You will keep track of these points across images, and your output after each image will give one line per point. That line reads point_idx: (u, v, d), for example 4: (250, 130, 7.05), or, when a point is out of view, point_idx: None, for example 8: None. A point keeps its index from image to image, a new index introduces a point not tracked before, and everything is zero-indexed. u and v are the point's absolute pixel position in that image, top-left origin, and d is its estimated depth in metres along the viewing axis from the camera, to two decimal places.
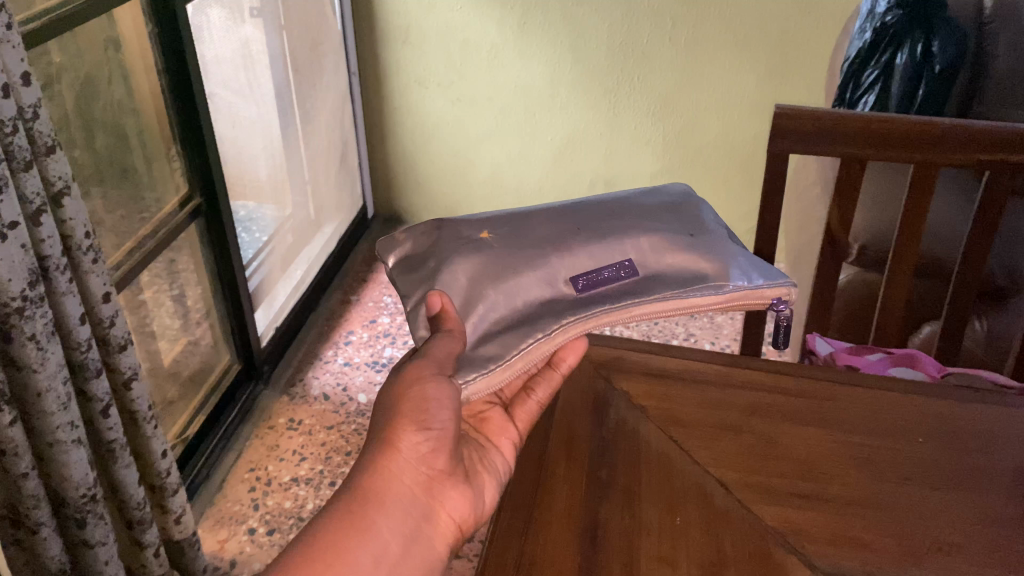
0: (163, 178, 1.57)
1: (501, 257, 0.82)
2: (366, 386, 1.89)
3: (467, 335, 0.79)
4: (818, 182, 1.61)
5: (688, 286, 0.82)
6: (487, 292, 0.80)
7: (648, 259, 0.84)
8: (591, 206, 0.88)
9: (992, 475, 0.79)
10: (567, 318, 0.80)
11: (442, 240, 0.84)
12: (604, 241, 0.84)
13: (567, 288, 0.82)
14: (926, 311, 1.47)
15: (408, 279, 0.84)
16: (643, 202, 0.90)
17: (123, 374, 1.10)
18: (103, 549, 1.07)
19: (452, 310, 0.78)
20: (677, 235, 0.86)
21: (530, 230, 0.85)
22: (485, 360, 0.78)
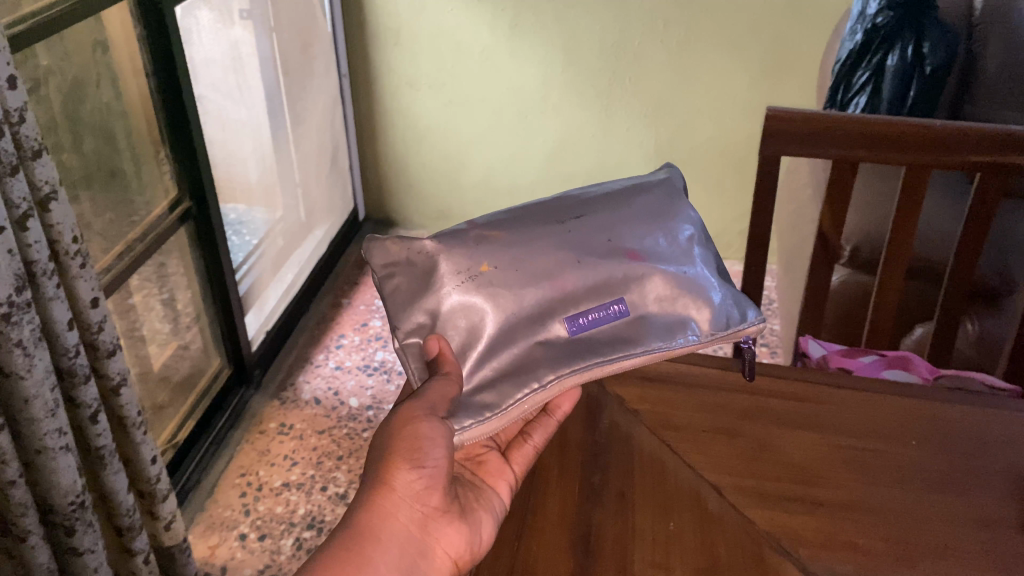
0: (152, 182, 1.56)
1: (498, 296, 0.77)
2: (357, 390, 1.88)
3: (466, 380, 0.77)
4: (810, 184, 1.60)
5: (675, 334, 0.80)
6: (486, 331, 0.78)
7: (642, 299, 0.80)
8: (591, 228, 0.81)
9: (985, 477, 0.79)
10: (563, 369, 0.78)
11: (438, 271, 0.77)
12: (600, 279, 0.79)
13: (560, 327, 0.79)
14: (918, 313, 1.46)
15: (401, 304, 0.79)
16: (641, 213, 0.83)
17: (112, 380, 1.09)
18: (92, 557, 1.06)
19: (451, 353, 0.77)
20: (675, 271, 0.81)
21: (530, 261, 0.78)
22: (480, 407, 0.76)
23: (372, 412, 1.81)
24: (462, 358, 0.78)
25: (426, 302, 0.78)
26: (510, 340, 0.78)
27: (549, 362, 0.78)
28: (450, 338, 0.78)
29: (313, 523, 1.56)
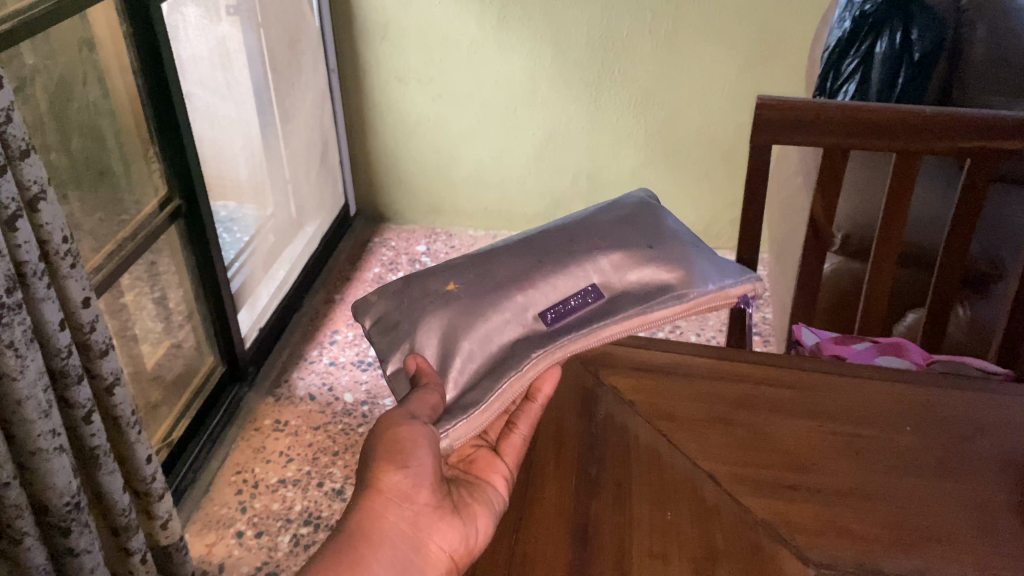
0: (141, 180, 1.55)
1: (468, 303, 0.84)
2: (352, 385, 1.88)
3: (449, 390, 0.81)
4: (800, 172, 1.61)
5: (653, 299, 0.84)
6: (462, 341, 0.82)
7: (611, 280, 0.85)
8: (551, 240, 0.89)
9: (980, 461, 0.79)
10: (540, 350, 0.81)
11: (412, 299, 0.87)
12: (567, 271, 0.85)
13: (537, 322, 0.84)
14: (910, 299, 1.47)
15: (385, 345, 0.85)
16: (594, 223, 0.91)
17: (105, 380, 1.09)
18: (89, 558, 1.06)
19: (429, 367, 0.81)
20: (636, 249, 0.87)
21: (495, 273, 0.86)
22: (466, 407, 0.79)
23: (367, 407, 1.81)
24: (441, 373, 0.81)
25: (406, 332, 0.84)
26: (492, 338, 0.82)
27: (528, 344, 0.82)
28: (426, 356, 0.82)
29: (310, 519, 1.56)
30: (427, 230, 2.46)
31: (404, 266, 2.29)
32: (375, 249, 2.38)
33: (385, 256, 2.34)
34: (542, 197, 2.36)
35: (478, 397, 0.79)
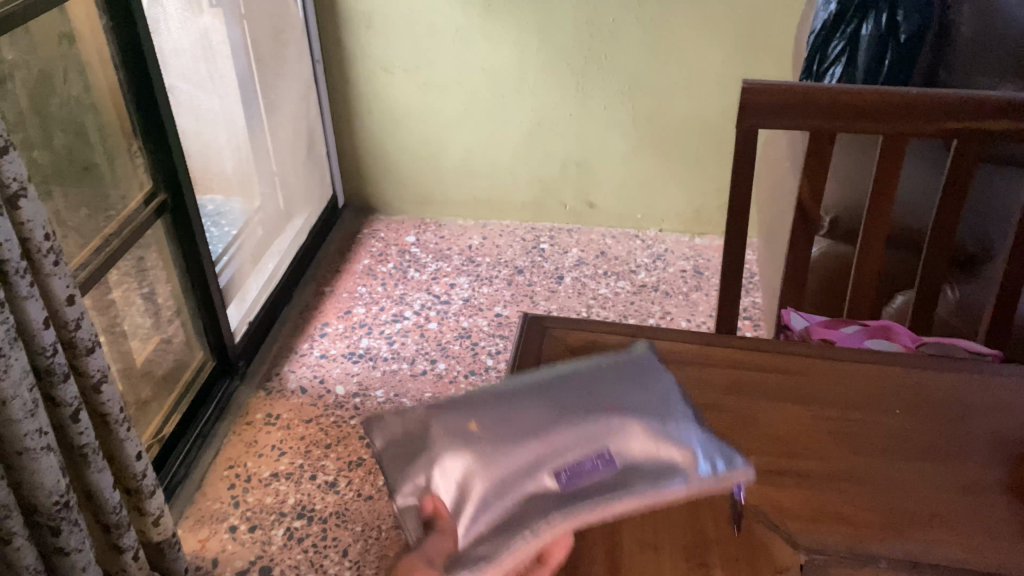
0: (126, 175, 1.53)
1: (485, 452, 0.67)
2: (343, 377, 1.87)
3: (460, 536, 0.62)
4: (788, 157, 1.61)
5: (662, 478, 0.66)
6: (475, 490, 0.64)
7: (625, 449, 0.68)
8: (570, 394, 0.72)
9: (968, 442, 0.80)
10: (554, 517, 0.62)
11: (431, 433, 0.69)
12: (589, 437, 0.68)
13: (551, 481, 0.65)
14: (899, 281, 1.47)
15: (395, 470, 0.68)
16: (621, 383, 0.75)
17: (92, 377, 1.08)
18: (80, 556, 1.05)
19: (445, 510, 0.63)
20: (655, 419, 0.71)
21: (518, 421, 0.69)
22: (479, 557, 0.60)
23: (359, 399, 1.80)
24: (455, 516, 0.63)
25: (421, 464, 0.67)
26: (503, 491, 0.64)
27: (544, 507, 0.63)
28: (443, 497, 0.64)
29: (303, 512, 1.55)
30: (417, 221, 2.45)
31: (394, 257, 2.28)
32: (364, 241, 2.37)
33: (374, 247, 2.33)
34: (531, 186, 2.35)
35: (492, 549, 0.60)
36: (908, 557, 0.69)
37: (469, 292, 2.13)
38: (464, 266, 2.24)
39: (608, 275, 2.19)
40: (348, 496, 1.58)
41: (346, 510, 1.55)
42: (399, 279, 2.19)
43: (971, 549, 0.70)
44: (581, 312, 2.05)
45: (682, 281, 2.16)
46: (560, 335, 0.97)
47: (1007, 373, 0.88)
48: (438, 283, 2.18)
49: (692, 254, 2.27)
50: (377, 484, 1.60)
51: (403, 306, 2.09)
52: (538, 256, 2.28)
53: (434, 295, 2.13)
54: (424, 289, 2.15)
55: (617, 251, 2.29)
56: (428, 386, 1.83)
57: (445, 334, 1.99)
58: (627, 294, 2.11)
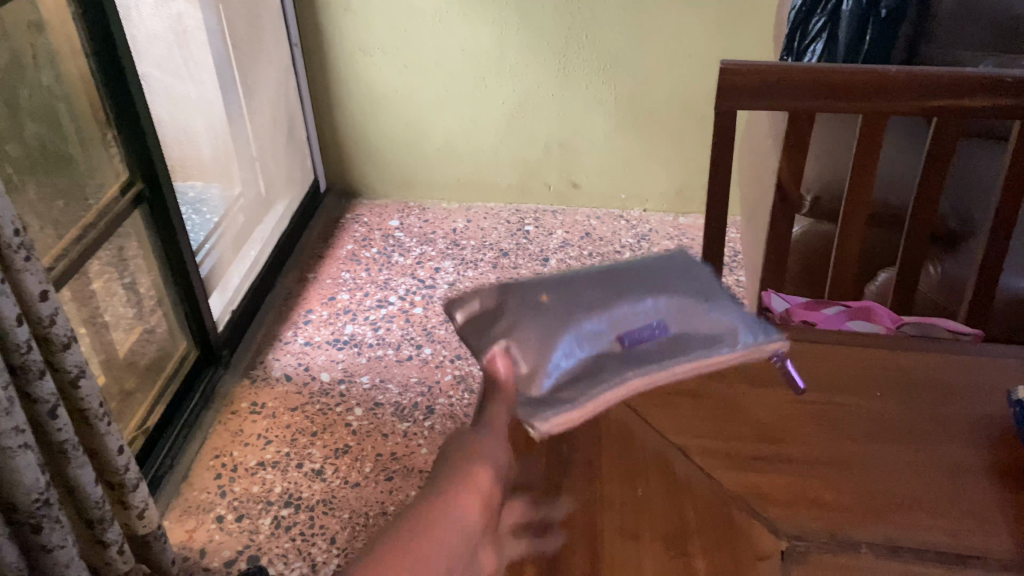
0: (100, 164, 1.50)
1: (557, 315, 0.70)
2: (328, 364, 1.85)
3: (543, 384, 0.67)
4: (770, 135, 1.60)
5: (711, 342, 0.71)
6: (553, 349, 0.68)
7: (678, 314, 0.72)
8: (621, 272, 0.75)
9: (948, 424, 0.80)
10: (625, 374, 0.67)
11: (504, 304, 0.72)
12: (645, 304, 0.72)
13: (616, 343, 0.70)
14: (881, 259, 1.47)
15: (477, 337, 0.71)
16: (665, 262, 0.77)
17: (69, 373, 1.06)
18: (63, 553, 1.04)
19: (530, 363, 0.68)
20: (699, 291, 0.75)
21: (583, 290, 0.73)
22: (563, 401, 0.66)
23: (344, 386, 1.79)
24: (538, 371, 0.67)
25: (496, 328, 0.70)
26: (578, 349, 0.69)
27: (612, 366, 0.68)
28: (525, 349, 0.69)
29: (290, 500, 1.53)
30: (400, 205, 2.43)
31: (378, 242, 2.27)
32: (347, 226, 2.35)
33: (357, 232, 2.31)
34: (515, 167, 2.33)
35: (577, 397, 0.66)
36: (887, 542, 0.70)
37: (455, 276, 2.12)
38: (449, 250, 2.22)
39: (593, 256, 2.18)
40: (335, 483, 1.56)
41: (333, 498, 1.53)
42: (383, 264, 2.18)
43: (950, 534, 0.70)
44: None
45: None
46: None
47: (981, 355, 0.89)
48: (423, 267, 2.16)
49: (677, 234, 2.27)
50: (364, 471, 1.59)
51: (387, 291, 2.08)
52: (522, 238, 2.27)
53: (418, 279, 2.12)
54: (409, 274, 2.14)
55: (602, 232, 2.28)
56: (413, 372, 1.82)
57: (430, 319, 1.98)
58: None
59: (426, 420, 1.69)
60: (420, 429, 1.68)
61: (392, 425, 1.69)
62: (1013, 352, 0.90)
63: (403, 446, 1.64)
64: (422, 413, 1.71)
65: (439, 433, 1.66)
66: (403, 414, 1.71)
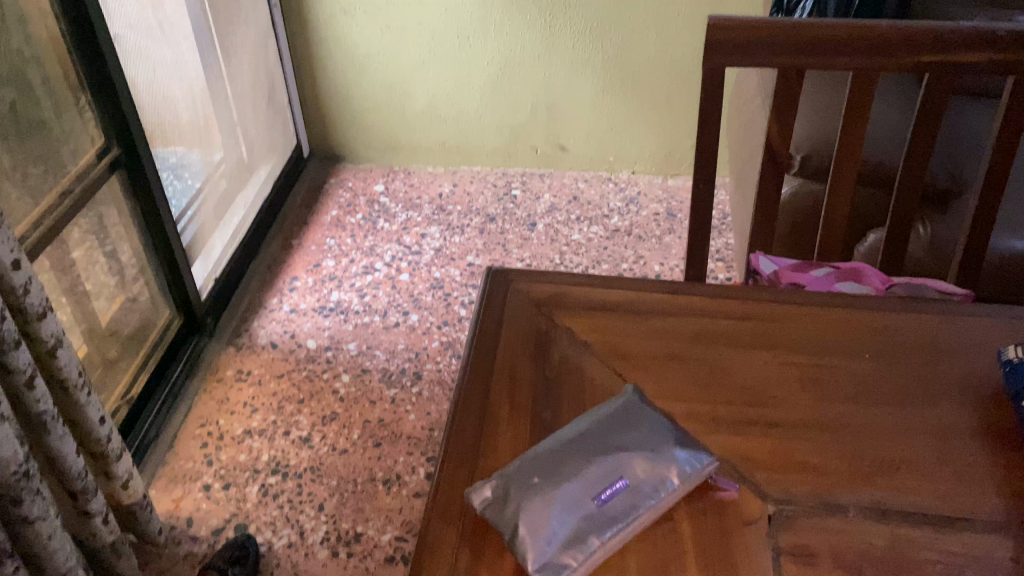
0: (75, 130, 1.44)
1: (545, 510, 0.68)
2: (314, 332, 1.83)
3: (540, 556, 0.65)
4: (760, 94, 1.57)
5: (676, 477, 0.71)
6: (548, 535, 0.66)
7: (643, 471, 0.71)
8: (587, 453, 0.72)
9: (933, 386, 0.82)
10: (613, 533, 0.67)
11: (500, 511, 0.69)
12: (620, 484, 0.70)
13: (596, 504, 0.68)
14: (871, 219, 1.45)
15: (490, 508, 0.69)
16: (622, 424, 0.75)
17: (46, 343, 1.03)
18: (45, 525, 1.00)
19: (528, 545, 0.66)
20: (662, 448, 0.73)
21: (563, 479, 0.70)
22: (562, 561, 0.65)
23: (331, 353, 1.77)
24: (534, 545, 0.66)
25: (495, 517, 0.69)
26: (567, 522, 0.67)
27: (597, 527, 0.67)
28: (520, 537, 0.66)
29: (278, 468, 1.52)
30: (385, 169, 2.40)
31: (363, 207, 2.24)
32: (332, 191, 2.32)
33: (342, 197, 2.28)
34: (501, 130, 2.30)
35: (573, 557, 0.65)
36: (875, 505, 0.71)
37: (441, 242, 2.10)
38: (435, 215, 2.20)
39: (581, 220, 2.16)
40: (323, 450, 1.55)
41: (321, 465, 1.52)
42: (368, 230, 2.15)
43: (938, 496, 0.72)
44: (554, 259, 2.02)
45: (655, 224, 2.14)
46: (523, 288, 0.98)
47: (971, 316, 0.90)
48: (409, 232, 2.14)
49: (665, 196, 2.25)
50: (352, 437, 1.57)
51: (373, 258, 2.05)
52: (510, 202, 2.24)
53: (405, 245, 2.09)
54: (395, 239, 2.11)
55: (590, 196, 2.26)
56: (401, 338, 1.81)
57: (417, 285, 1.96)
58: (600, 239, 2.08)
59: (414, 387, 1.68)
60: (408, 395, 1.66)
61: (380, 391, 1.67)
62: (1001, 312, 0.90)
63: (391, 412, 1.62)
64: (410, 379, 1.70)
65: (427, 400, 1.65)
66: (390, 380, 1.70)
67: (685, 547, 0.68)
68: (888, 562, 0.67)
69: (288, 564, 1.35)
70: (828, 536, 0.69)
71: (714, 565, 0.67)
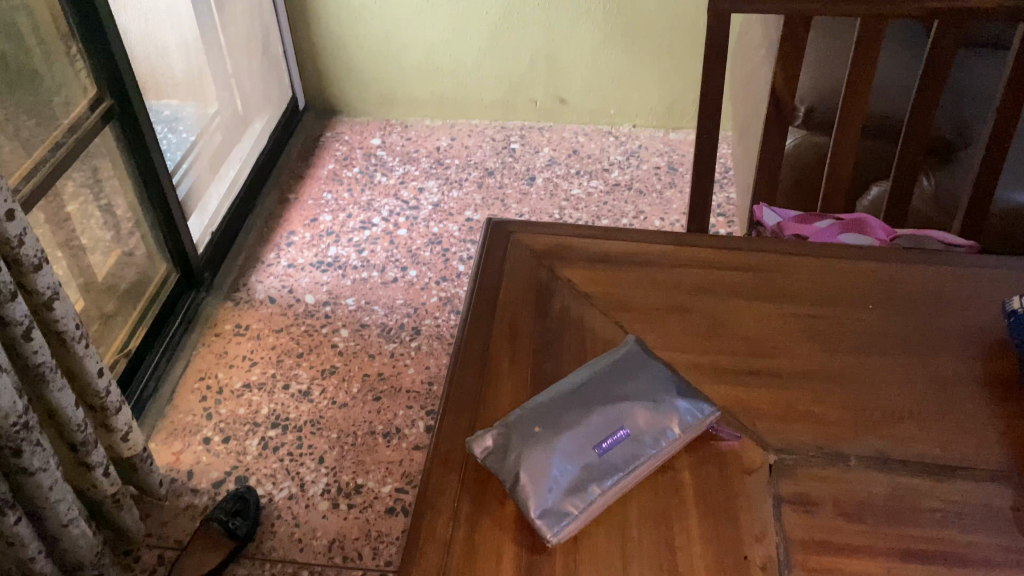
0: (67, 81, 1.41)
1: (547, 459, 0.68)
2: (312, 287, 1.82)
3: (541, 504, 0.65)
4: (764, 45, 1.55)
5: (675, 426, 0.71)
6: (550, 483, 0.66)
7: (642, 421, 0.71)
8: (588, 401, 0.72)
9: (938, 337, 0.82)
10: (613, 482, 0.67)
11: (500, 460, 0.69)
12: (620, 433, 0.70)
13: (596, 454, 0.68)
14: (874, 172, 1.44)
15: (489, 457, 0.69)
16: (623, 374, 0.75)
17: (42, 296, 1.02)
18: (46, 476, 1.00)
19: (531, 494, 0.66)
20: (662, 397, 0.73)
21: (565, 427, 0.70)
22: (564, 510, 0.65)
23: (329, 308, 1.76)
24: (536, 493, 0.66)
25: (496, 466, 0.69)
26: (568, 470, 0.67)
27: (597, 476, 0.67)
28: (522, 485, 0.67)
29: (277, 421, 1.52)
30: (382, 123, 2.37)
31: (360, 161, 2.22)
32: (328, 144, 2.29)
33: (339, 151, 2.26)
34: (500, 82, 2.27)
35: (575, 505, 0.66)
36: (877, 455, 0.72)
37: (439, 196, 2.08)
38: (433, 169, 2.18)
39: (580, 175, 2.14)
40: (322, 404, 1.55)
41: (321, 418, 1.52)
42: (366, 184, 2.13)
43: (939, 445, 0.72)
44: (553, 214, 2.01)
45: (655, 178, 2.12)
46: (524, 240, 0.97)
47: (975, 267, 0.90)
48: (406, 187, 2.12)
49: (666, 150, 2.22)
50: (351, 391, 1.58)
51: (371, 212, 2.04)
52: (508, 156, 2.22)
53: (402, 200, 2.07)
54: (392, 194, 2.09)
55: (590, 150, 2.24)
56: (399, 294, 1.80)
57: (415, 240, 1.94)
58: (600, 194, 2.07)
59: (412, 341, 1.68)
60: (406, 349, 1.66)
61: (379, 346, 1.67)
62: (1004, 262, 0.90)
63: (390, 366, 1.63)
64: (409, 334, 1.70)
65: (426, 354, 1.65)
66: (389, 335, 1.70)
67: (686, 495, 0.69)
68: (887, 510, 0.67)
69: (289, 515, 1.36)
70: (829, 484, 0.70)
71: (716, 513, 0.67)
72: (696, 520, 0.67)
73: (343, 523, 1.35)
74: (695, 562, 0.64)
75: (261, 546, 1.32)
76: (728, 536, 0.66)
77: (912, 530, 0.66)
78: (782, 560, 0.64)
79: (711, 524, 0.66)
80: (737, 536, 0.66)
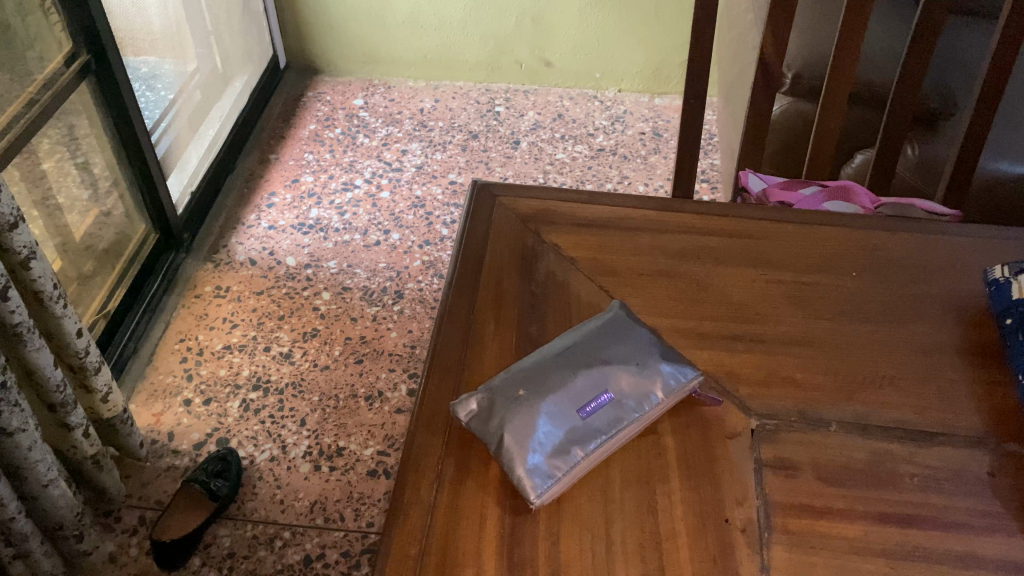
0: (41, 34, 1.36)
1: (531, 420, 0.68)
2: (293, 249, 1.80)
3: (525, 466, 0.66)
4: (752, 10, 1.53)
5: (655, 390, 0.71)
6: (536, 444, 0.67)
7: (623, 386, 0.71)
8: (572, 364, 0.72)
9: (921, 305, 0.83)
10: (596, 445, 0.67)
11: (486, 423, 0.69)
12: (603, 396, 0.70)
13: (580, 417, 0.69)
14: (859, 139, 1.44)
15: (475, 420, 0.70)
16: (606, 339, 0.75)
17: (19, 255, 0.99)
18: (25, 437, 0.99)
19: (518, 455, 0.66)
20: (644, 362, 0.73)
21: (549, 390, 0.70)
22: (549, 473, 0.65)
23: (311, 271, 1.75)
24: (522, 455, 0.66)
25: (482, 428, 0.69)
26: (554, 432, 0.67)
27: (582, 439, 0.67)
28: (509, 446, 0.67)
29: (258, 383, 1.51)
30: (364, 83, 2.33)
31: (342, 122, 2.19)
32: (310, 104, 2.26)
33: (320, 111, 2.22)
34: (485, 43, 2.25)
35: (558, 468, 0.66)
36: (857, 421, 0.72)
37: (422, 159, 2.06)
38: (416, 131, 2.16)
39: (565, 139, 2.13)
40: (303, 366, 1.55)
41: (303, 381, 1.52)
42: (348, 145, 2.11)
43: (920, 411, 0.73)
44: (537, 178, 2.00)
45: (640, 143, 2.11)
46: (510, 203, 0.96)
47: (958, 236, 0.90)
48: (389, 149, 2.10)
49: (651, 116, 2.21)
50: (333, 354, 1.57)
51: (353, 174, 2.01)
52: (493, 119, 2.20)
53: (385, 162, 2.05)
54: (375, 155, 2.07)
55: (575, 114, 2.23)
56: (382, 257, 1.79)
57: (398, 204, 1.93)
58: (585, 159, 2.06)
59: (395, 305, 1.67)
60: (389, 313, 1.66)
61: (361, 309, 1.67)
62: (986, 231, 0.91)
63: (372, 330, 1.62)
64: (391, 297, 1.69)
65: (409, 318, 1.65)
66: (372, 298, 1.69)
67: (669, 459, 0.69)
68: (867, 474, 0.68)
69: (270, 476, 1.37)
70: (809, 449, 0.70)
71: (697, 477, 0.68)
72: (678, 484, 0.67)
73: (325, 484, 1.35)
74: (676, 525, 0.65)
75: (243, 506, 1.32)
76: (709, 499, 0.66)
77: (890, 494, 0.67)
78: (763, 523, 0.65)
79: (692, 487, 0.67)
80: (718, 499, 0.66)
